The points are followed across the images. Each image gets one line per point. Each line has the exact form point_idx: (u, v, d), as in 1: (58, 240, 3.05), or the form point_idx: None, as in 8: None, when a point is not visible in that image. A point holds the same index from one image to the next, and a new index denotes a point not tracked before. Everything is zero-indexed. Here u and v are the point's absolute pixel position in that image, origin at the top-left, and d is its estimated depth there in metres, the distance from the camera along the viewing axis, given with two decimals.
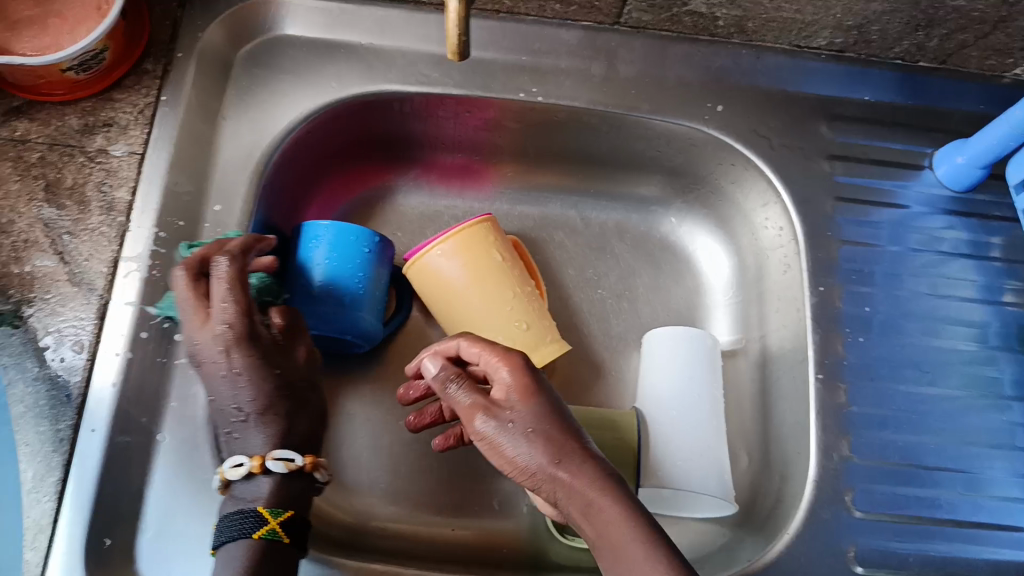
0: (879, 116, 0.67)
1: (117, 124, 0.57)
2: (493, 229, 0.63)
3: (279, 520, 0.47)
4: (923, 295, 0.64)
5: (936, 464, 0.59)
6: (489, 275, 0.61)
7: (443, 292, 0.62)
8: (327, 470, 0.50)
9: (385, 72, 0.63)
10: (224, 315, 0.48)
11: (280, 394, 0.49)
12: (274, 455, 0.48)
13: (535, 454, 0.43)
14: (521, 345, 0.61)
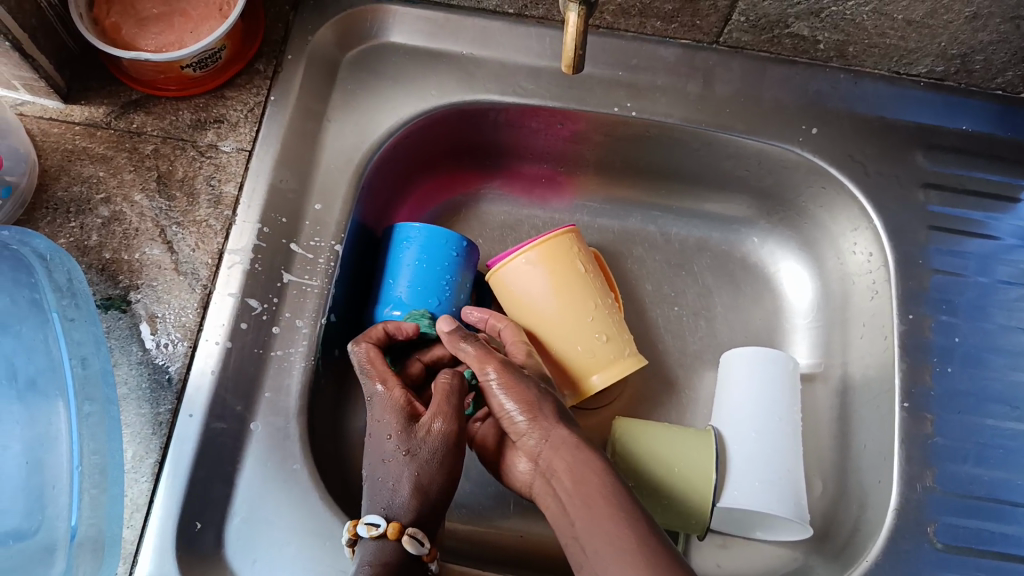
0: (978, 146, 0.65)
1: (227, 121, 0.60)
2: (576, 239, 0.62)
3: None
4: (1011, 329, 0.62)
5: (1022, 502, 0.58)
6: (572, 286, 0.61)
7: (524, 301, 0.62)
8: (418, 539, 0.48)
9: (484, 82, 0.64)
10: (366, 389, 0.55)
11: (399, 455, 0.51)
12: (362, 520, 0.48)
13: (533, 406, 0.53)
14: (601, 358, 0.61)
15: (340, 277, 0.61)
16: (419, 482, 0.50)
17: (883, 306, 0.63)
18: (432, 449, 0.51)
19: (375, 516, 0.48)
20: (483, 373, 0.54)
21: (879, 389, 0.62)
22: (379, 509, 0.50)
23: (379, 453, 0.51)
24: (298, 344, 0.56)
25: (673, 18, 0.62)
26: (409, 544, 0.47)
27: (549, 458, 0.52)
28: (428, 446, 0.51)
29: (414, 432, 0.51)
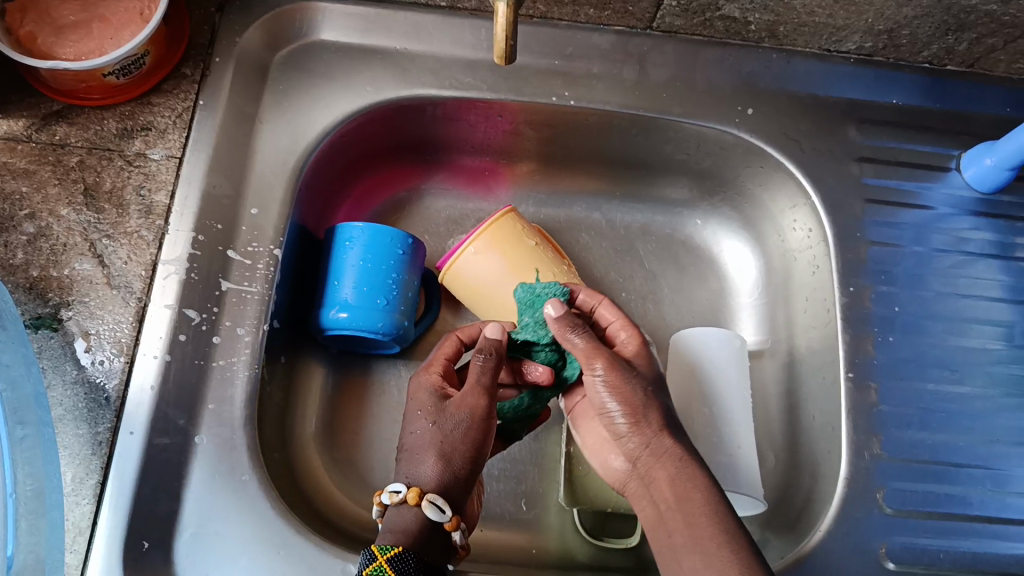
0: (908, 119, 0.67)
1: (155, 128, 0.58)
2: (518, 219, 0.62)
3: (385, 556, 0.44)
4: (947, 295, 0.64)
5: (965, 463, 0.60)
6: (526, 262, 0.60)
7: (484, 290, 0.61)
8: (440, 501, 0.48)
9: (419, 76, 0.63)
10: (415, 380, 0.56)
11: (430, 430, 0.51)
12: (383, 491, 0.49)
13: (637, 411, 0.52)
14: None
15: (281, 281, 0.60)
16: (443, 448, 0.50)
17: (824, 281, 0.64)
18: (457, 421, 0.51)
19: (398, 484, 0.49)
20: (591, 367, 0.53)
21: (825, 362, 0.63)
22: (403, 478, 0.50)
23: (411, 430, 0.52)
24: (240, 352, 0.55)
25: (604, 5, 0.62)
26: (427, 509, 0.47)
27: (650, 465, 0.51)
28: (453, 417, 0.51)
29: (445, 407, 0.52)
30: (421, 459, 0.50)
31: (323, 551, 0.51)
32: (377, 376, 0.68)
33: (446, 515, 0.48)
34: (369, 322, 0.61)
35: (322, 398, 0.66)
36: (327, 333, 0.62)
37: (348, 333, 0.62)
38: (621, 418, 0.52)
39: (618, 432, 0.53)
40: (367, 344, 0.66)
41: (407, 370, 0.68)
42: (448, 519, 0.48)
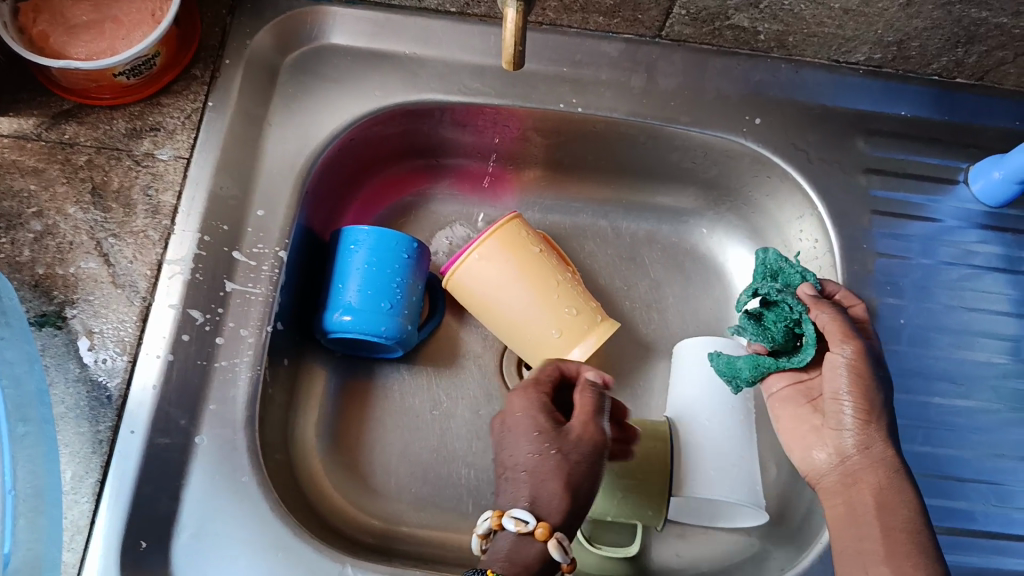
0: (915, 131, 0.67)
1: (164, 129, 0.58)
2: (523, 225, 0.62)
3: None
4: (954, 308, 0.64)
5: (969, 477, 0.60)
6: (530, 270, 0.60)
7: (487, 297, 0.61)
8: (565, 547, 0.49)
9: (428, 81, 0.63)
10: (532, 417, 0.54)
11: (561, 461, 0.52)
12: (511, 513, 0.50)
13: (871, 411, 0.52)
14: (573, 332, 0.61)
15: (285, 283, 0.60)
16: (569, 480, 0.51)
17: None
18: (582, 448, 0.53)
19: (526, 513, 0.49)
20: (839, 346, 0.53)
21: None
22: (524, 500, 0.51)
23: (529, 458, 0.52)
24: (244, 354, 0.55)
25: (613, 13, 0.62)
26: (553, 548, 0.48)
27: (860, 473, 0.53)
28: (577, 446, 0.53)
29: (560, 440, 0.53)
30: (547, 487, 0.51)
31: (323, 554, 0.51)
32: (380, 379, 0.68)
33: (568, 557, 0.49)
34: (372, 326, 0.61)
35: (324, 400, 0.66)
36: (330, 336, 0.62)
37: (352, 336, 0.62)
38: (852, 413, 0.53)
39: (841, 423, 0.54)
40: (371, 349, 0.66)
41: (410, 374, 0.68)
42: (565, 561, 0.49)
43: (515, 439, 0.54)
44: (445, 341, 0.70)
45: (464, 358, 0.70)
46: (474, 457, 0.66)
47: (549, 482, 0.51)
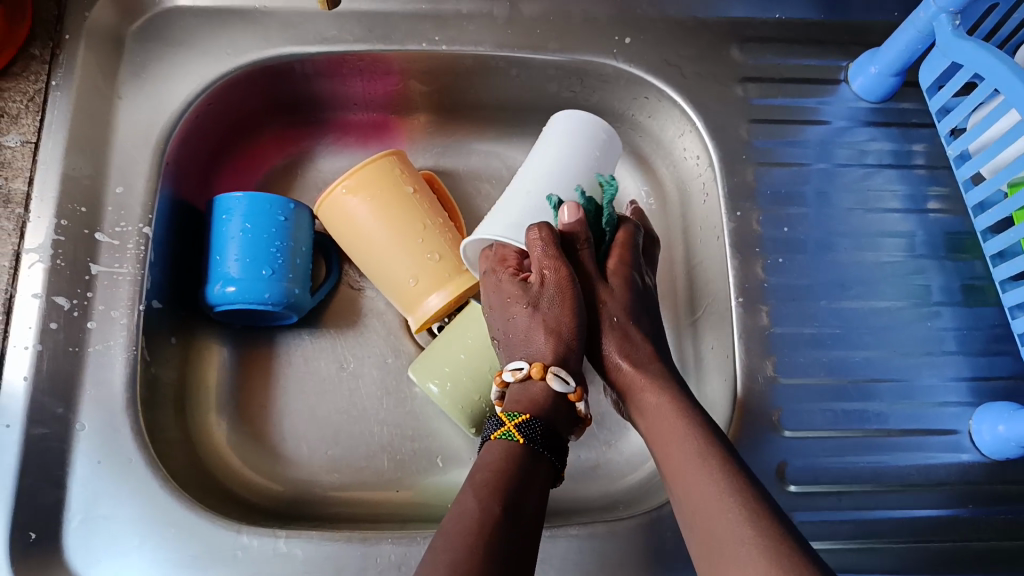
0: (793, 34, 0.65)
1: (7, 115, 0.56)
2: (398, 162, 0.63)
3: (515, 421, 0.42)
4: (854, 211, 0.63)
5: (865, 377, 0.59)
6: (397, 205, 0.62)
7: (355, 230, 0.62)
8: (566, 376, 0.45)
9: (281, 35, 0.61)
10: (541, 306, 0.48)
11: (549, 332, 0.47)
12: (507, 368, 0.47)
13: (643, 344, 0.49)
14: (432, 276, 0.62)
15: (158, 259, 0.59)
16: (553, 328, 0.47)
17: (715, 209, 0.63)
18: (550, 295, 0.48)
19: (520, 361, 0.46)
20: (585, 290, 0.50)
21: (720, 293, 0.62)
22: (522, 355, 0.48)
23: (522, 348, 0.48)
24: (117, 335, 0.54)
25: None
26: (552, 382, 0.45)
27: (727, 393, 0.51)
28: (544, 294, 0.48)
29: (529, 335, 0.48)
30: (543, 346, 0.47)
31: (217, 523, 0.51)
32: (280, 348, 0.67)
33: (570, 386, 0.45)
34: (254, 293, 0.60)
35: (221, 374, 0.65)
36: (216, 309, 0.61)
37: (237, 307, 0.61)
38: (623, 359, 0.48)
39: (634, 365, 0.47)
40: (265, 318, 0.64)
41: (311, 338, 0.67)
42: (572, 390, 0.46)
43: (542, 300, 0.48)
44: (343, 302, 0.69)
45: (366, 316, 0.68)
46: (384, 413, 0.65)
47: (546, 355, 0.46)
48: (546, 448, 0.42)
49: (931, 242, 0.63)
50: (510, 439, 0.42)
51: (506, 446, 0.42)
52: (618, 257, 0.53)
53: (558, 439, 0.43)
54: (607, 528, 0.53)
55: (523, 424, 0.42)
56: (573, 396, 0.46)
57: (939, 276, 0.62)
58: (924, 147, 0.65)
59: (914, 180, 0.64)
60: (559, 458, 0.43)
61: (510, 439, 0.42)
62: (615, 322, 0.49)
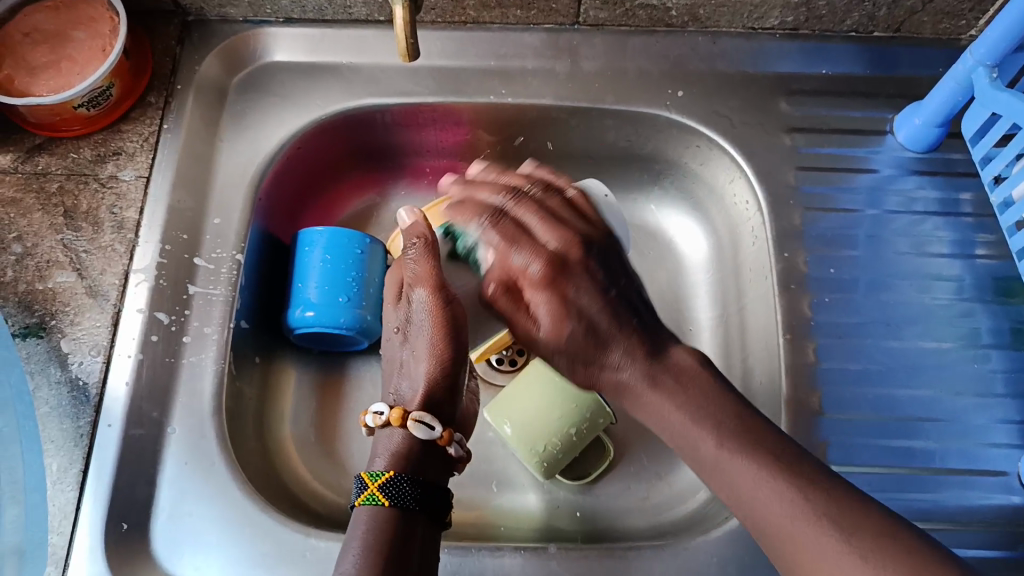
0: (839, 87, 0.69)
1: (124, 152, 0.64)
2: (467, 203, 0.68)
3: (376, 483, 0.49)
4: (907, 254, 0.65)
5: (912, 415, 0.61)
6: None
7: None
8: (427, 420, 0.53)
9: (365, 88, 0.68)
10: (419, 335, 0.58)
11: (422, 377, 0.57)
12: (371, 413, 0.55)
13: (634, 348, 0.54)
14: None
15: (248, 283, 0.65)
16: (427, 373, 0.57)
17: (762, 250, 0.66)
18: (422, 327, 0.58)
19: (382, 406, 0.55)
20: (535, 299, 0.56)
21: (766, 330, 0.64)
22: (399, 398, 0.57)
23: (397, 385, 0.58)
24: (208, 349, 0.60)
25: (529, 6, 0.66)
26: (411, 429, 0.53)
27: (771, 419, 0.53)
28: (420, 324, 0.58)
29: (410, 368, 0.58)
30: (413, 388, 0.57)
31: (288, 525, 0.55)
32: (350, 372, 0.71)
33: (434, 432, 0.53)
34: (330, 316, 0.66)
35: (297, 394, 0.69)
36: (296, 332, 0.67)
37: (315, 330, 0.66)
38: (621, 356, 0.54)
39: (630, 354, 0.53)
40: (339, 344, 0.69)
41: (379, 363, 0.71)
42: (438, 435, 0.53)
43: (419, 340, 0.58)
44: None
45: None
46: None
47: (410, 407, 0.54)
48: (412, 502, 0.49)
49: (979, 286, 0.65)
50: (375, 501, 0.48)
51: (371, 508, 0.48)
52: (506, 241, 0.57)
53: (427, 486, 0.50)
54: (653, 549, 0.55)
55: (386, 486, 0.49)
56: (441, 438, 0.53)
57: (988, 319, 0.64)
58: (970, 196, 0.67)
59: (962, 227, 0.66)
60: (433, 507, 0.49)
61: (374, 503, 0.48)
62: (574, 332, 0.54)
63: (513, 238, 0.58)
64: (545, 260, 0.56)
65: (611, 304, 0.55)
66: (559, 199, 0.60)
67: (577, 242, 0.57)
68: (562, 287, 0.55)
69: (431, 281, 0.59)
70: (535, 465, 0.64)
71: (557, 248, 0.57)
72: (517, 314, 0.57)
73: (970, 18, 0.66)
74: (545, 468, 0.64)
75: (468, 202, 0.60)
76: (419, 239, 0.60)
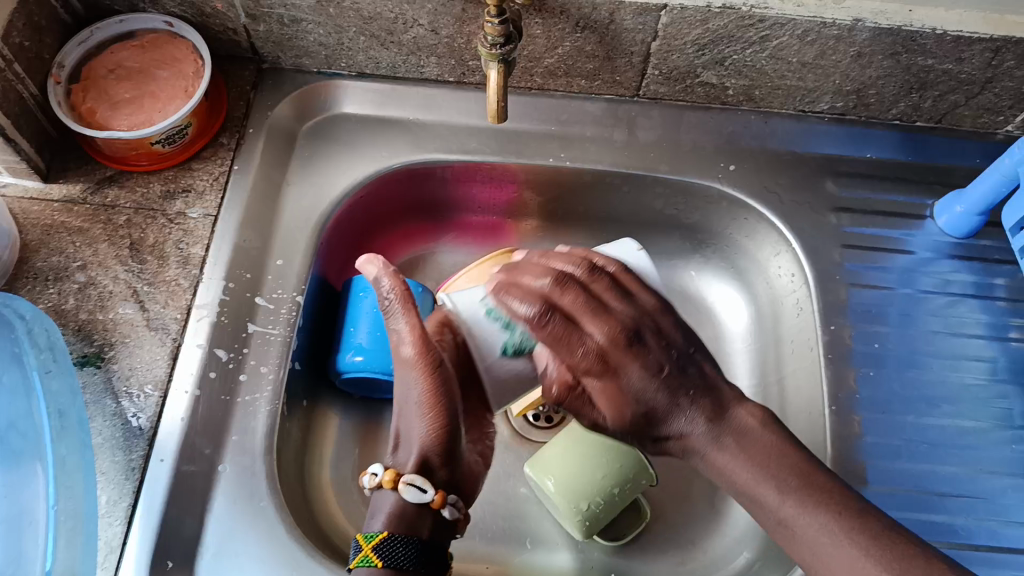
0: (882, 172, 0.72)
1: (194, 190, 0.65)
2: (516, 260, 0.69)
3: (371, 544, 0.48)
4: (939, 333, 0.67)
5: (949, 492, 0.62)
6: None
7: None
8: (420, 483, 0.50)
9: (430, 144, 0.71)
10: (418, 404, 0.52)
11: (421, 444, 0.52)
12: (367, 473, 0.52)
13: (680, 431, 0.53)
14: None
15: (302, 325, 0.66)
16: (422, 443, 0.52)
17: (808, 322, 0.68)
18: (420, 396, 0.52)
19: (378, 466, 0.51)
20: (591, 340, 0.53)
21: (811, 401, 0.65)
22: (402, 458, 0.52)
23: (395, 447, 0.53)
24: (263, 389, 0.60)
25: (595, 76, 0.69)
26: (403, 492, 0.50)
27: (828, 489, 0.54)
28: (418, 395, 0.52)
29: (409, 436, 0.52)
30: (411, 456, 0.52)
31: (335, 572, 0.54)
32: (390, 417, 0.71)
33: (428, 495, 0.50)
34: (378, 360, 0.65)
35: (337, 439, 0.69)
36: (343, 376, 0.67)
37: (363, 375, 0.66)
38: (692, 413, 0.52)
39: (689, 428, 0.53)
40: (383, 390, 0.70)
41: None
42: (431, 498, 0.50)
43: (415, 401, 0.52)
44: None
45: None
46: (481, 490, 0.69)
47: (408, 466, 0.51)
48: (408, 564, 0.48)
49: (1012, 369, 0.66)
50: (368, 564, 0.47)
51: (365, 570, 0.47)
52: (574, 304, 0.53)
53: (423, 549, 0.49)
54: None
55: (379, 547, 0.48)
56: (435, 502, 0.50)
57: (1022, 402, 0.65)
58: (1005, 281, 0.70)
59: (995, 311, 0.68)
60: (433, 569, 0.49)
61: (368, 565, 0.47)
62: (640, 401, 0.53)
63: (575, 318, 0.53)
64: (606, 341, 0.52)
65: (668, 384, 0.53)
66: (604, 281, 0.55)
67: (627, 329, 0.53)
68: (620, 373, 0.53)
69: (422, 341, 0.53)
70: (576, 523, 0.64)
71: (628, 321, 0.53)
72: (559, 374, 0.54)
73: (1009, 115, 0.70)
74: (586, 526, 0.64)
75: (513, 287, 0.54)
76: (394, 296, 0.53)
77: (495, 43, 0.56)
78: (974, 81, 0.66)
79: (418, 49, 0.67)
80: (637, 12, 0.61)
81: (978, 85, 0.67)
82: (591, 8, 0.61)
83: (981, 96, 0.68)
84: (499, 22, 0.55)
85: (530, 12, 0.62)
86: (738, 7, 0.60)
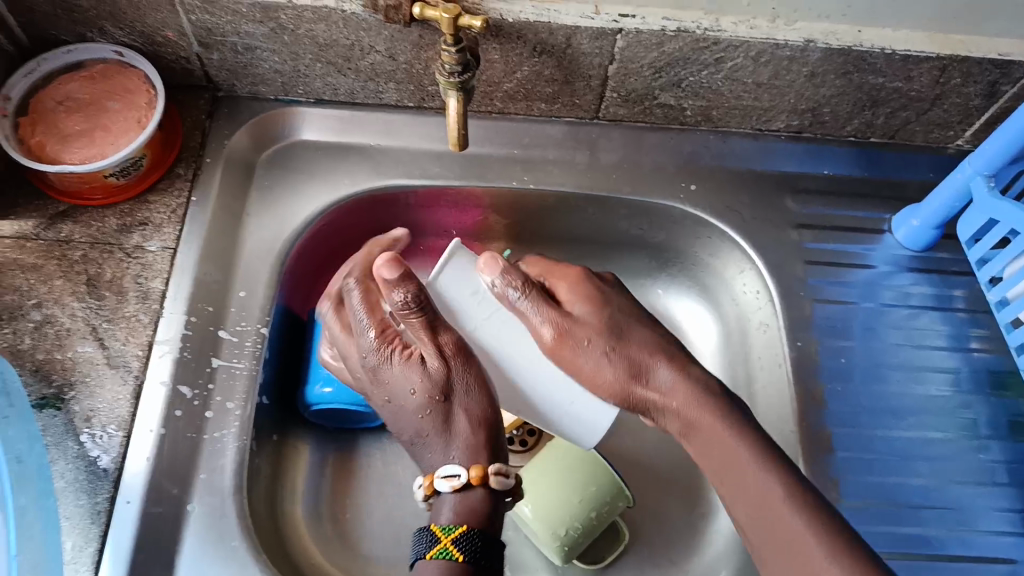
0: (839, 187, 0.73)
1: (152, 223, 0.64)
2: None
3: (449, 537, 0.50)
4: (902, 345, 0.68)
5: (922, 503, 0.63)
6: None
7: None
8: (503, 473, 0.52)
9: (392, 170, 0.70)
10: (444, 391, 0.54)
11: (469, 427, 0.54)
12: (438, 476, 0.52)
13: None
14: None
15: (268, 359, 0.65)
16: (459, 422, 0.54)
17: (774, 337, 0.69)
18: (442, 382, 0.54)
19: (452, 468, 0.52)
20: (576, 302, 0.60)
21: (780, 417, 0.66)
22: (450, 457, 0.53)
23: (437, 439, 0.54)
24: (229, 426, 0.59)
25: (554, 99, 0.70)
26: (495, 481, 0.52)
27: None
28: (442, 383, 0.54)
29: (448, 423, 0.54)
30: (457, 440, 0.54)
31: None
32: (362, 449, 0.70)
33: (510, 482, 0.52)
34: (349, 391, 0.65)
35: (310, 473, 0.68)
36: (312, 409, 0.66)
37: (332, 407, 0.65)
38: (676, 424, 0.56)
39: None
40: (353, 421, 0.69)
41: (390, 442, 0.71)
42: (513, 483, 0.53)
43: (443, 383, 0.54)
44: None
45: None
46: None
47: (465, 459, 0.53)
48: (487, 559, 0.50)
49: (975, 378, 0.68)
50: (449, 556, 0.49)
51: (445, 563, 0.49)
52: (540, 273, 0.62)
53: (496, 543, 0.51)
54: None
55: (460, 539, 0.49)
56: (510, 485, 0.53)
57: (986, 411, 0.66)
58: (962, 292, 0.71)
59: (956, 321, 0.70)
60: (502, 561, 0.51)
61: (447, 557, 0.49)
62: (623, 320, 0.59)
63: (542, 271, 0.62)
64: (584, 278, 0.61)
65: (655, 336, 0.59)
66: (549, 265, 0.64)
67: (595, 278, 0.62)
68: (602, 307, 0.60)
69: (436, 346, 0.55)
70: (554, 549, 0.63)
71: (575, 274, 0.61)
72: (545, 327, 0.58)
73: (958, 129, 0.72)
74: (566, 552, 0.63)
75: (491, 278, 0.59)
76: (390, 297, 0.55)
77: (453, 71, 0.56)
78: (924, 98, 0.68)
79: (376, 74, 0.67)
80: (593, 36, 0.62)
81: (928, 102, 0.68)
82: (548, 33, 0.61)
83: (931, 112, 0.70)
84: (456, 51, 0.55)
85: (487, 37, 0.62)
86: (693, 29, 0.61)
